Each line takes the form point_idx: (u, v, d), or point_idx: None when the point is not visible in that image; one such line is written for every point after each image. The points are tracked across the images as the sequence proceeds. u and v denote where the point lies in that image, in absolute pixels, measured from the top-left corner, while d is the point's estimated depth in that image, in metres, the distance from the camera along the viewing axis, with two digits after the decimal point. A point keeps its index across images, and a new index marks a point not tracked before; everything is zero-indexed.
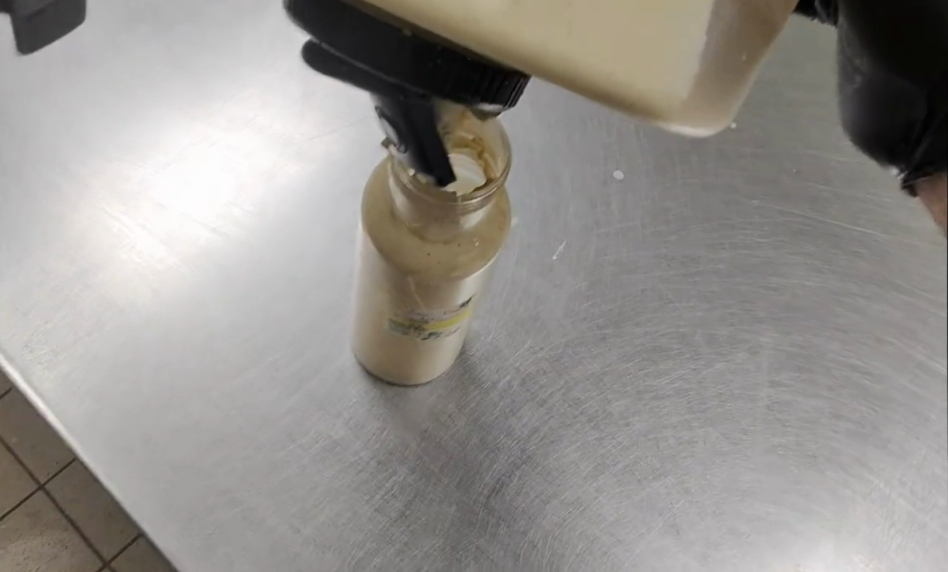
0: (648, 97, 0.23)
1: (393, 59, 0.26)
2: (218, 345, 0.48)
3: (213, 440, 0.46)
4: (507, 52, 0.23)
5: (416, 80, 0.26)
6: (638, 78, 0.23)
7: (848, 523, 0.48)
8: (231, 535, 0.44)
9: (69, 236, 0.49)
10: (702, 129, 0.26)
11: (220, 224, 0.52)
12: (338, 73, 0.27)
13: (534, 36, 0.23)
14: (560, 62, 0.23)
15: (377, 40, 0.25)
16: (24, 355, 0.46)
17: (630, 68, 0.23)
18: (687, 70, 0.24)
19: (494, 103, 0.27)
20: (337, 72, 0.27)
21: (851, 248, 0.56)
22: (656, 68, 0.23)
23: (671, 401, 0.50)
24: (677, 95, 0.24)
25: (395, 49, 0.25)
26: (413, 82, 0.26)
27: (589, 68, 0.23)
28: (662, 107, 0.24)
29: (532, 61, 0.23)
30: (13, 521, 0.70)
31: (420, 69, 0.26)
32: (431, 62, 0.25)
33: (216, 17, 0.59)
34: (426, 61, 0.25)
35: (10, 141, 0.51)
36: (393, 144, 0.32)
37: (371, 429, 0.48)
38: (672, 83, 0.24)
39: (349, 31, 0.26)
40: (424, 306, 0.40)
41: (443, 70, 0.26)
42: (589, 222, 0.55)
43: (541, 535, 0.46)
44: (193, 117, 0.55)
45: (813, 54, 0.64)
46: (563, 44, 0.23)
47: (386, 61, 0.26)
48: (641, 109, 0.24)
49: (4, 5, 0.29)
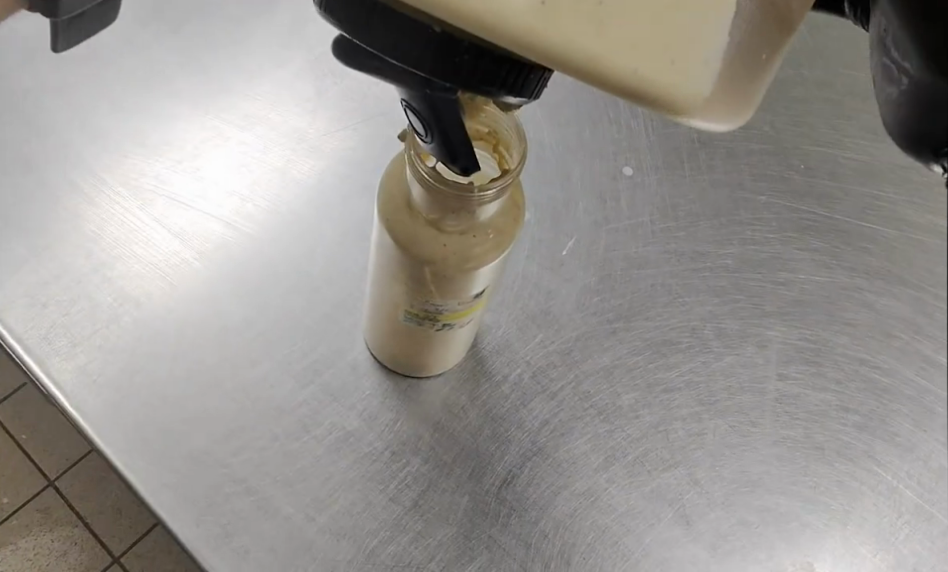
0: (669, 94, 0.24)
1: (421, 55, 0.26)
2: (233, 338, 0.49)
3: (228, 431, 0.46)
4: (534, 50, 0.23)
5: (443, 76, 0.27)
6: (660, 77, 0.24)
7: (856, 514, 0.48)
8: (248, 524, 0.44)
9: (86, 231, 0.50)
10: (725, 123, 0.27)
11: (234, 219, 0.52)
12: (367, 66, 0.28)
13: (562, 36, 0.23)
14: (587, 61, 0.23)
15: (407, 36, 0.26)
16: (43, 347, 0.47)
17: (653, 66, 0.24)
18: (708, 68, 0.24)
19: (519, 96, 0.28)
20: (366, 65, 0.28)
21: (859, 243, 0.57)
22: (678, 66, 0.24)
23: (681, 394, 0.51)
24: (697, 92, 0.24)
25: (423, 45, 0.26)
26: (440, 77, 0.27)
27: (614, 66, 0.23)
28: (683, 104, 0.25)
29: (560, 61, 0.23)
30: (24, 516, 0.78)
31: (447, 64, 0.26)
32: (458, 57, 0.26)
33: (228, 14, 0.60)
34: (453, 56, 0.26)
35: (27, 137, 0.52)
36: (418, 135, 0.33)
37: (385, 420, 0.48)
38: (693, 80, 0.24)
39: (379, 28, 0.26)
40: (439, 297, 0.40)
41: (470, 65, 0.26)
42: (599, 217, 0.56)
43: (552, 525, 0.46)
44: (206, 113, 0.55)
45: (820, 51, 0.64)
46: (590, 43, 0.23)
47: (414, 57, 0.26)
48: (662, 105, 0.24)
49: (50, 9, 0.30)
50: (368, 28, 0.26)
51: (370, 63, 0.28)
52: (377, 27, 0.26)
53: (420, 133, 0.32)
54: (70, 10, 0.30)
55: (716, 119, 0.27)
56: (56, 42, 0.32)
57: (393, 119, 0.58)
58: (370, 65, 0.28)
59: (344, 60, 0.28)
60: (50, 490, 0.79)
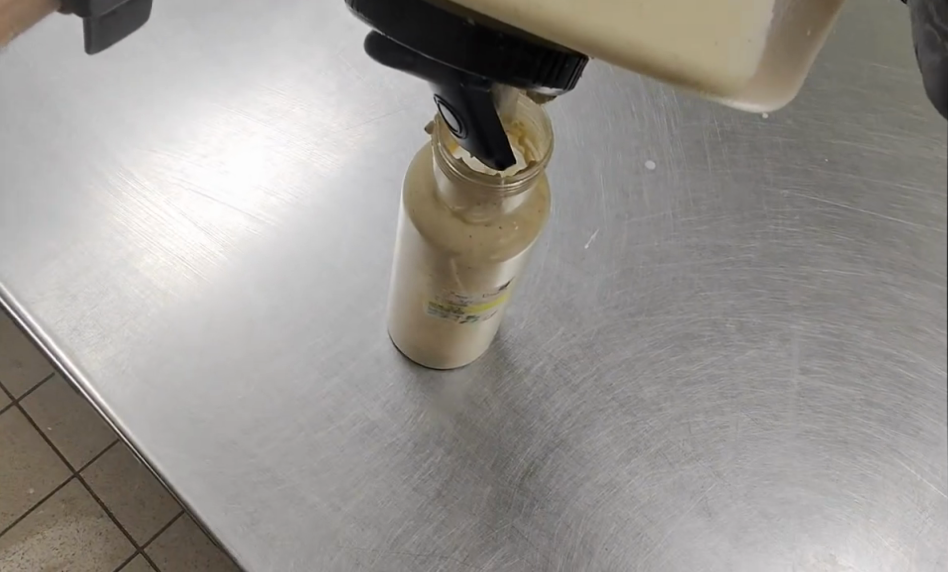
0: (713, 74, 0.24)
1: (455, 48, 0.26)
2: (259, 329, 0.50)
3: (254, 421, 0.47)
4: (574, 39, 0.23)
5: (477, 67, 0.27)
6: (703, 57, 0.24)
7: (879, 507, 0.48)
8: (275, 512, 0.45)
9: (114, 224, 0.51)
10: (769, 105, 0.27)
11: (259, 213, 0.53)
12: (400, 61, 0.29)
13: (599, 22, 0.23)
14: (630, 46, 0.23)
15: (440, 31, 0.26)
16: (72, 338, 0.47)
17: (695, 48, 0.24)
18: (750, 47, 0.25)
19: (553, 88, 0.28)
20: (399, 60, 0.28)
21: (883, 237, 0.57)
22: (719, 46, 0.24)
23: (703, 387, 0.51)
24: (741, 70, 0.24)
25: (456, 36, 0.26)
26: (473, 69, 0.27)
27: (656, 50, 0.23)
28: (728, 83, 0.24)
29: (602, 47, 0.23)
30: (49, 507, 0.80)
31: (481, 56, 0.26)
32: (491, 49, 0.26)
33: (251, 9, 0.60)
34: (487, 48, 0.26)
35: (55, 132, 0.53)
36: (452, 128, 0.33)
37: (408, 412, 0.49)
38: (736, 60, 0.24)
39: (413, 23, 0.26)
40: (464, 289, 0.41)
41: (505, 55, 0.26)
42: (620, 211, 0.56)
43: (574, 516, 0.47)
44: (231, 107, 0.56)
45: (844, 44, 0.64)
46: (629, 28, 0.23)
47: (448, 50, 0.27)
48: (707, 86, 0.24)
49: (82, 8, 0.30)
50: (401, 23, 0.27)
51: (403, 58, 0.28)
52: (410, 22, 0.26)
53: (454, 127, 0.33)
54: (102, 9, 0.31)
55: (759, 99, 0.27)
56: (91, 43, 0.32)
57: (415, 114, 0.58)
58: (402, 60, 0.28)
59: (378, 55, 0.29)
60: (75, 481, 0.81)
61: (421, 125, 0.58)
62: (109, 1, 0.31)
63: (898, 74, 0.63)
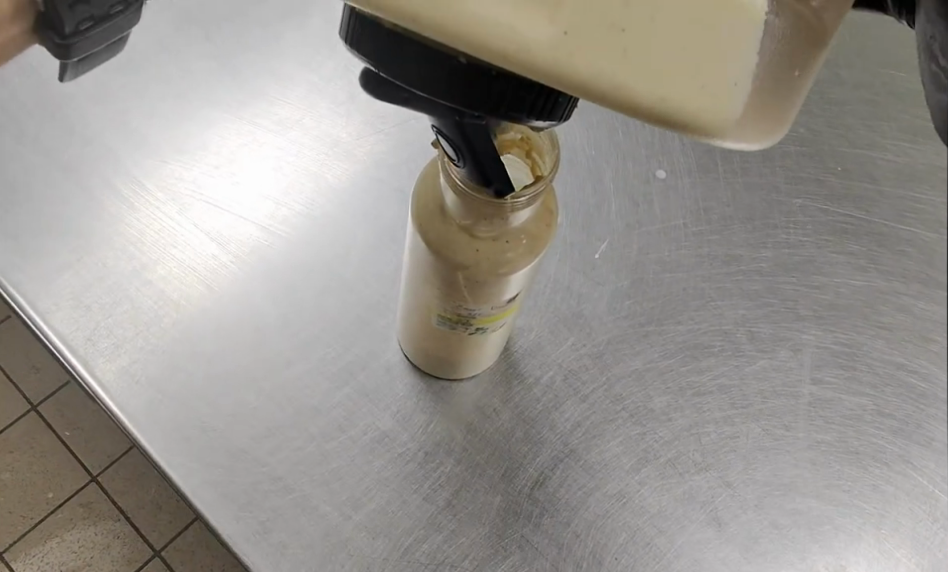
0: (697, 118, 0.24)
1: (448, 87, 0.27)
2: (269, 339, 0.50)
3: (265, 431, 0.48)
4: (562, 81, 0.23)
5: (470, 103, 0.27)
6: (687, 100, 0.24)
7: (891, 518, 0.48)
8: (287, 521, 0.45)
9: (127, 235, 0.52)
10: (757, 143, 0.27)
11: (270, 223, 0.53)
12: (396, 95, 0.29)
13: (588, 65, 0.23)
14: (615, 90, 0.24)
15: (431, 69, 0.27)
16: (88, 349, 0.48)
17: (681, 90, 0.24)
18: (736, 90, 0.25)
19: (547, 120, 0.29)
20: (394, 95, 0.29)
21: (895, 247, 0.56)
22: (706, 90, 0.24)
23: (714, 397, 0.51)
24: (725, 114, 0.25)
25: (449, 73, 0.27)
26: (466, 106, 0.28)
27: (641, 93, 0.24)
28: (713, 126, 0.25)
29: (587, 91, 0.24)
30: (68, 510, 0.81)
31: (473, 93, 0.27)
32: (482, 86, 0.27)
33: (263, 19, 0.61)
34: (478, 86, 0.27)
35: (69, 142, 0.54)
36: (452, 156, 0.34)
37: (418, 422, 0.49)
38: (720, 101, 0.25)
39: (405, 61, 0.27)
40: (472, 301, 0.41)
41: (497, 92, 0.27)
42: (630, 221, 0.56)
43: (584, 525, 0.47)
44: (243, 117, 0.57)
45: (857, 51, 0.64)
46: (615, 70, 0.23)
47: (440, 89, 0.27)
48: (692, 127, 0.25)
49: (61, 52, 0.30)
50: (396, 62, 0.27)
51: (398, 93, 0.29)
52: (404, 63, 0.27)
53: (453, 155, 0.34)
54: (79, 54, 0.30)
55: (747, 138, 0.27)
56: (65, 73, 0.32)
57: (425, 123, 0.58)
58: (398, 94, 0.29)
59: (373, 90, 0.29)
60: (93, 485, 0.82)
61: (431, 135, 0.58)
62: (88, 46, 0.30)
63: (912, 81, 0.63)
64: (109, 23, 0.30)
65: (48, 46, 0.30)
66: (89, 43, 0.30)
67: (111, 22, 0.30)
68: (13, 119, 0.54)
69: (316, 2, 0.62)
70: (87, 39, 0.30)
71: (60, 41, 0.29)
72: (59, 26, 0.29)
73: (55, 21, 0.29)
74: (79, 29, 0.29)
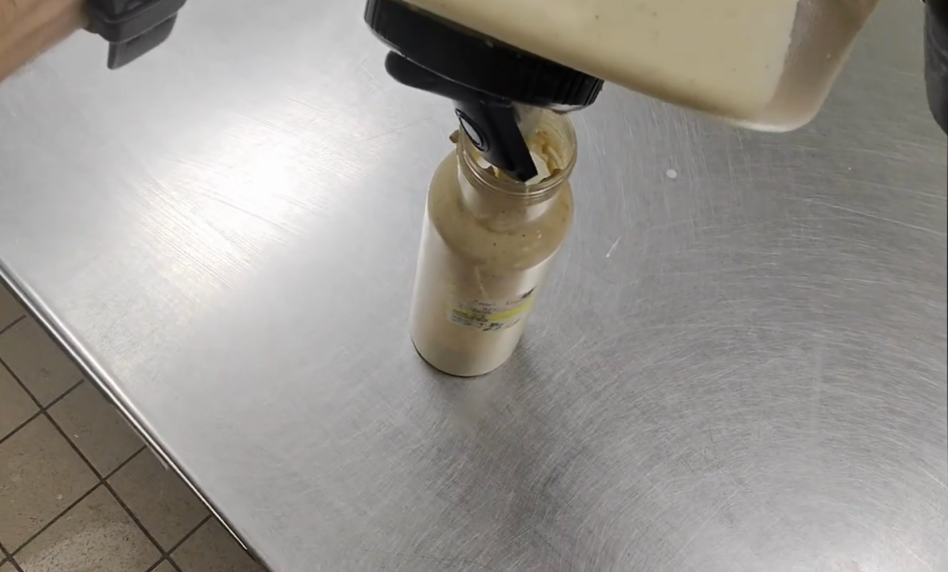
0: (730, 100, 0.24)
1: (475, 71, 0.28)
2: (283, 336, 0.50)
3: (281, 427, 0.48)
4: (593, 66, 0.24)
5: (497, 87, 0.28)
6: (719, 81, 0.24)
7: (902, 515, 0.48)
8: (301, 516, 0.46)
9: (142, 234, 0.52)
10: (789, 126, 0.27)
11: (284, 222, 0.54)
12: (421, 82, 0.30)
13: (617, 48, 0.23)
14: (646, 72, 0.24)
15: (459, 54, 0.27)
16: (104, 345, 0.49)
17: (712, 71, 0.24)
18: (769, 72, 0.25)
19: (570, 103, 0.29)
20: (421, 81, 0.30)
21: (905, 246, 0.57)
22: (738, 71, 0.24)
23: (725, 395, 0.51)
24: (759, 96, 0.24)
25: (477, 58, 0.27)
26: (493, 90, 0.28)
27: (672, 75, 0.24)
28: (748, 110, 0.24)
29: (618, 75, 0.24)
30: (77, 512, 0.81)
31: (500, 78, 0.28)
32: (509, 71, 0.27)
33: (276, 20, 0.62)
34: (505, 70, 0.27)
35: (84, 142, 0.54)
36: (474, 142, 0.34)
37: (431, 418, 0.50)
38: (755, 83, 0.24)
39: (433, 48, 0.27)
40: (488, 296, 0.41)
41: (524, 76, 0.28)
42: (641, 220, 0.56)
43: (596, 521, 0.47)
44: (257, 117, 0.57)
45: (867, 52, 0.64)
46: (645, 52, 0.24)
47: (468, 73, 0.28)
48: (727, 110, 0.24)
49: (113, 30, 0.34)
50: (422, 49, 0.28)
51: (424, 78, 0.30)
52: (430, 49, 0.28)
53: (475, 141, 0.34)
54: (129, 35, 0.35)
55: (778, 122, 0.26)
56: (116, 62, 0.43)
57: (437, 123, 0.59)
58: (423, 80, 0.30)
59: (399, 76, 0.30)
60: (102, 487, 0.82)
61: (442, 134, 0.58)
62: (137, 26, 0.34)
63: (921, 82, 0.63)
64: (155, 3, 0.34)
65: (99, 25, 0.34)
66: (139, 23, 0.34)
67: (158, 3, 0.34)
68: (28, 119, 0.54)
69: (328, 3, 0.63)
70: (137, 20, 0.34)
71: (110, 21, 0.34)
72: (110, 7, 0.33)
73: (107, 3, 0.33)
74: (128, 8, 0.34)
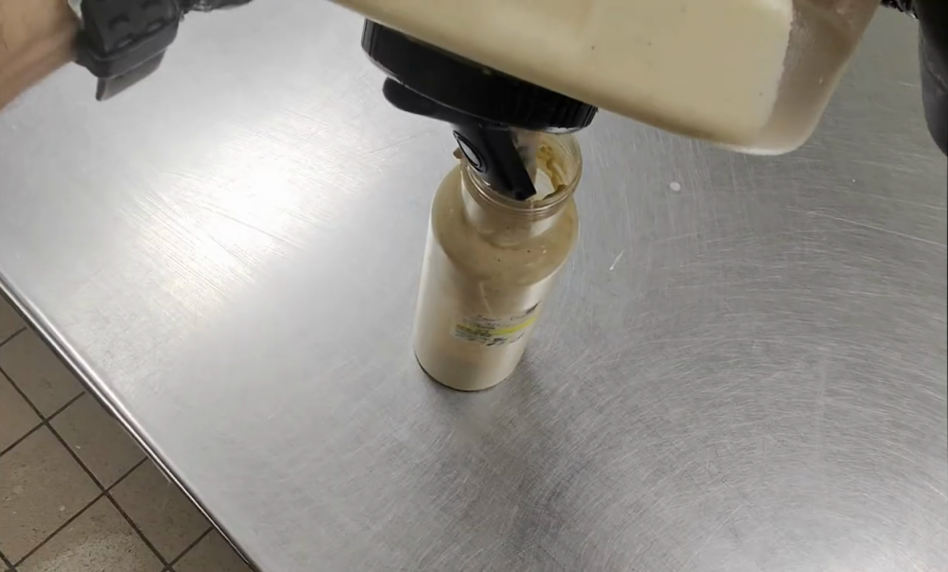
0: (724, 130, 0.23)
1: (470, 97, 0.28)
2: (286, 351, 0.50)
3: (286, 440, 0.48)
4: (587, 94, 0.23)
5: (493, 113, 0.28)
6: (714, 112, 0.23)
7: (908, 530, 0.48)
8: (305, 531, 0.46)
9: (144, 248, 0.52)
10: (791, 145, 0.26)
11: (285, 235, 0.54)
12: (417, 105, 0.31)
13: (611, 79, 0.22)
14: (639, 102, 0.23)
15: (457, 81, 0.27)
16: (105, 360, 0.49)
17: (706, 103, 0.23)
18: (764, 100, 0.23)
19: (568, 126, 0.29)
20: (417, 105, 0.31)
21: (910, 258, 0.57)
22: (734, 100, 0.23)
23: (729, 409, 0.51)
24: (756, 126, 0.23)
25: (472, 86, 0.27)
26: (489, 116, 0.28)
27: (665, 105, 0.23)
28: (742, 137, 0.23)
29: (613, 104, 0.23)
30: (79, 524, 0.81)
31: (496, 104, 0.28)
32: (506, 97, 0.27)
33: (278, 30, 0.62)
34: (501, 95, 0.27)
35: (87, 155, 0.54)
36: (472, 163, 0.35)
37: (435, 433, 0.49)
38: (751, 111, 0.23)
39: (430, 75, 0.28)
40: (492, 312, 0.41)
41: (520, 103, 0.28)
42: (645, 234, 0.56)
43: (600, 536, 0.47)
44: (259, 129, 0.58)
45: (870, 64, 0.64)
46: (640, 83, 0.22)
47: (463, 100, 0.28)
48: (720, 139, 0.23)
49: None
50: (418, 74, 0.28)
51: (419, 103, 0.30)
52: (428, 77, 0.28)
53: (472, 160, 0.34)
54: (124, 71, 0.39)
55: (778, 144, 0.25)
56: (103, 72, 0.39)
57: (440, 135, 0.59)
58: (419, 104, 0.31)
59: (395, 100, 0.31)
60: (105, 498, 0.82)
61: (445, 146, 0.59)
62: None
63: None
64: None
65: None
66: None
67: None
68: (31, 131, 0.54)
69: (332, 15, 0.63)
70: None
71: None
72: None
73: None
74: None
